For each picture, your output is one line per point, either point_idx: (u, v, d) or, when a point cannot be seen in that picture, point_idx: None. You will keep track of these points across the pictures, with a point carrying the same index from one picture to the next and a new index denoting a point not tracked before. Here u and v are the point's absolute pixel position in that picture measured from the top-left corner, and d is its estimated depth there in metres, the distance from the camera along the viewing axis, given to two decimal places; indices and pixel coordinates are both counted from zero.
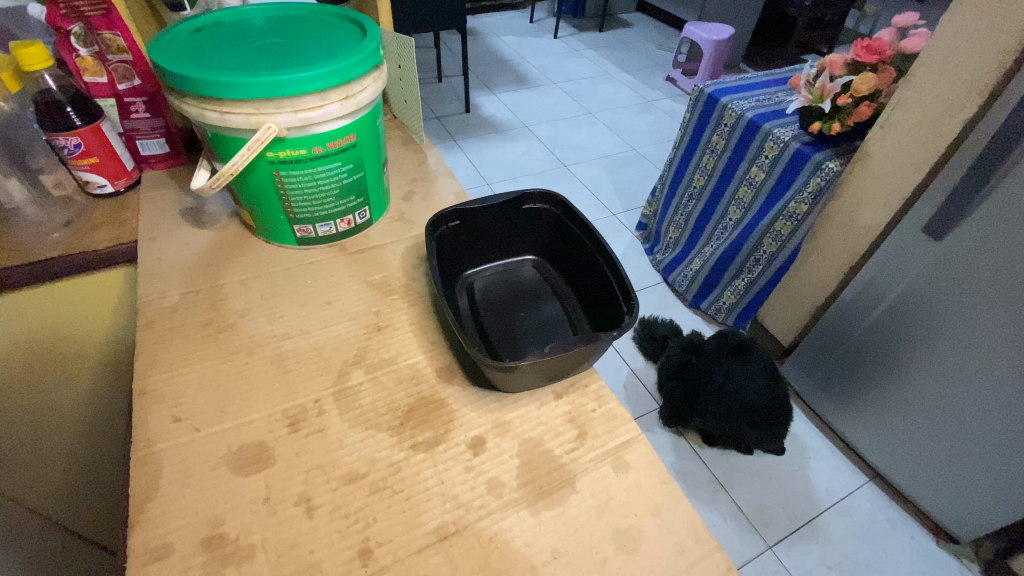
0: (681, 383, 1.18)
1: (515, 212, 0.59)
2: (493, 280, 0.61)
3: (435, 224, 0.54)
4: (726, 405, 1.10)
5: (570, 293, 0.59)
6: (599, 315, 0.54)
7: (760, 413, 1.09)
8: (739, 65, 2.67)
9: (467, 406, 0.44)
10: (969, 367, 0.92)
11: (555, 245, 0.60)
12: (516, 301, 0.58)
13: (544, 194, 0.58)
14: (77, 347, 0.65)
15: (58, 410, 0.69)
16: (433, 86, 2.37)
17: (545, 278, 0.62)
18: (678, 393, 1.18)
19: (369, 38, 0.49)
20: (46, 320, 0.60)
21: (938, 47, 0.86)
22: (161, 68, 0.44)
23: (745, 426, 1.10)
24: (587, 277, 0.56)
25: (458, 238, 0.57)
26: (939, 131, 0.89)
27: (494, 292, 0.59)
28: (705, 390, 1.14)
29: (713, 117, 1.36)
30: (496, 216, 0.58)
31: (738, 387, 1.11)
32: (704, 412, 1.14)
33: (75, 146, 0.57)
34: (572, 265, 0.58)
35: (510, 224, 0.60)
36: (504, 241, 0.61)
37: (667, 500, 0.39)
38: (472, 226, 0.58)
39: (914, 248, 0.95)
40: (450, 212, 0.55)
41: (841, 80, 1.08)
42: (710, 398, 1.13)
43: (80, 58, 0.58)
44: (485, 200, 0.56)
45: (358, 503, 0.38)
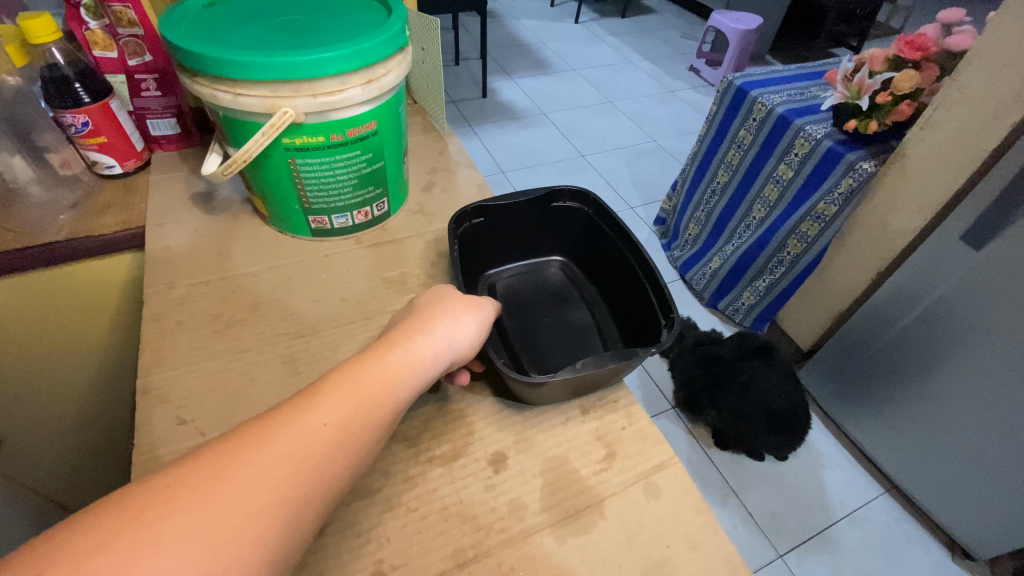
0: (707, 374, 1.15)
1: (543, 210, 0.56)
2: (516, 281, 0.58)
3: (458, 221, 0.51)
4: (746, 405, 1.08)
5: (598, 298, 0.57)
6: (630, 326, 0.52)
7: (779, 418, 1.07)
8: (764, 58, 2.58)
9: (487, 418, 0.42)
10: (999, 383, 0.88)
11: (584, 246, 0.57)
12: (542, 305, 0.56)
13: (576, 192, 0.54)
14: (79, 325, 0.61)
15: (64, 388, 0.66)
16: (450, 69, 2.31)
17: (572, 280, 0.59)
18: (699, 381, 1.15)
19: (393, 17, 0.45)
20: (56, 309, 0.58)
21: (992, 42, 0.80)
22: (171, 44, 0.41)
23: (763, 431, 1.08)
24: (619, 284, 0.53)
25: (481, 235, 0.54)
26: (987, 134, 0.84)
27: (518, 294, 0.57)
28: (728, 384, 1.11)
29: (741, 111, 1.31)
30: (523, 213, 0.55)
31: (762, 386, 1.09)
32: (721, 406, 1.11)
33: (83, 124, 0.55)
34: (603, 269, 0.56)
35: (537, 223, 0.57)
36: (530, 240, 0.58)
37: (702, 531, 0.37)
38: (496, 224, 0.54)
39: (952, 256, 0.90)
40: (474, 208, 0.51)
41: (882, 76, 1.04)
42: (732, 394, 1.10)
43: (89, 31, 0.55)
44: (512, 197, 0.52)
45: (371, 521, 0.36)
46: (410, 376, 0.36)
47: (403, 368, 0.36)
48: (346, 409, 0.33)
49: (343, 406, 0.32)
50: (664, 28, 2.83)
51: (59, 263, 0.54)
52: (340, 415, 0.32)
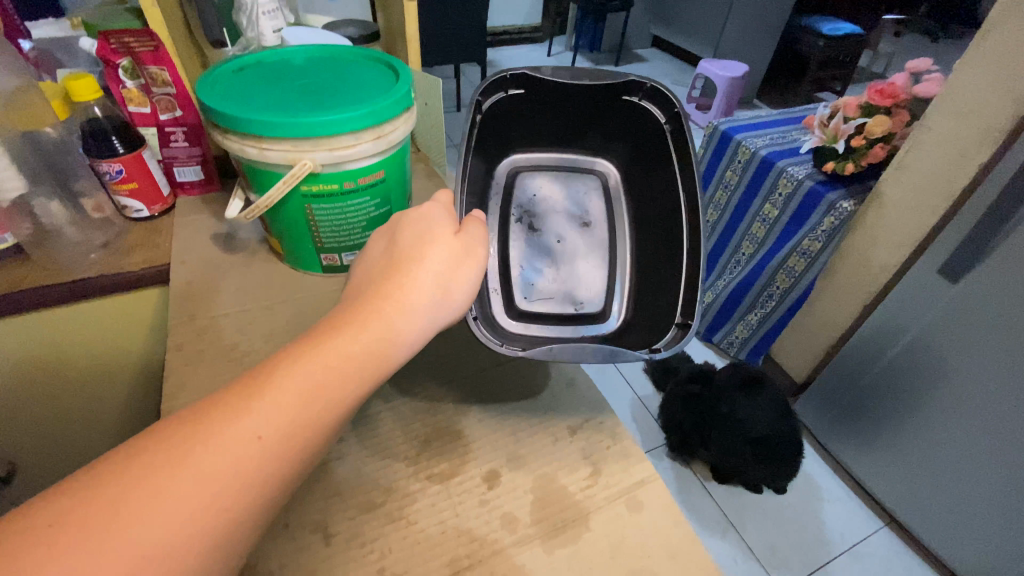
0: (691, 413, 1.17)
1: (608, 96, 0.65)
2: (548, 173, 0.71)
3: (500, 88, 0.62)
4: (732, 436, 1.10)
5: (622, 220, 0.68)
6: (652, 239, 0.63)
7: (765, 448, 1.08)
8: (752, 102, 2.70)
9: (483, 439, 0.45)
10: (985, 412, 0.90)
11: (640, 149, 0.67)
12: (562, 204, 0.68)
13: (652, 91, 0.62)
14: (104, 357, 0.65)
15: (90, 415, 0.70)
16: (452, 114, 2.43)
17: (608, 192, 0.70)
18: (687, 420, 1.17)
19: (401, 81, 0.52)
20: (93, 340, 0.63)
21: (953, 92, 0.86)
22: (206, 106, 0.47)
23: (751, 460, 1.09)
24: (657, 205, 0.63)
25: (529, 104, 0.65)
26: (956, 175, 0.89)
27: (543, 186, 0.70)
28: (713, 419, 1.13)
29: (727, 153, 1.39)
30: (581, 95, 0.65)
31: (745, 414, 1.10)
32: (709, 442, 1.14)
33: (117, 172, 0.60)
34: (646, 183, 0.66)
35: (595, 106, 0.67)
36: (581, 126, 0.70)
37: (681, 542, 0.40)
38: (544, 99, 0.65)
39: (930, 291, 0.94)
40: (525, 79, 0.62)
41: (855, 122, 1.10)
42: (717, 428, 1.12)
43: (126, 89, 0.61)
44: (568, 80, 0.62)
45: (374, 533, 0.39)
46: (371, 364, 0.37)
47: (362, 357, 0.37)
48: (287, 412, 0.33)
49: (296, 397, 0.34)
50: (656, 75, 2.98)
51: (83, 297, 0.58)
52: (278, 421, 0.33)
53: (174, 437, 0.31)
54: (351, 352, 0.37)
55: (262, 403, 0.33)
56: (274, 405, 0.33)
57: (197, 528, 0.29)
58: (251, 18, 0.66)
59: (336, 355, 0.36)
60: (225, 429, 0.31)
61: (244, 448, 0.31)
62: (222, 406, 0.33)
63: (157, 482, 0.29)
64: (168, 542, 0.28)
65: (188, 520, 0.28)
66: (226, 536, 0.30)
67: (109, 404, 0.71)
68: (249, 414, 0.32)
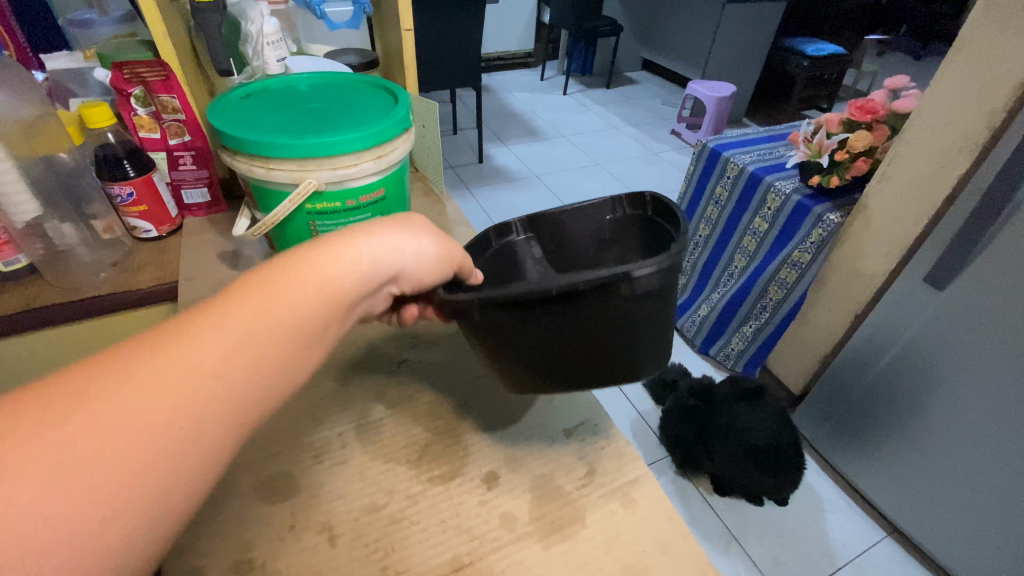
0: (692, 425, 1.18)
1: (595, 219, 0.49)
2: None
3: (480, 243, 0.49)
4: (735, 448, 1.11)
5: None
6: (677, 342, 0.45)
7: (767, 458, 1.09)
8: (741, 120, 2.77)
9: (482, 443, 0.47)
10: (980, 415, 0.91)
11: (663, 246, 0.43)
12: None
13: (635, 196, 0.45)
14: None
15: None
16: (448, 137, 2.49)
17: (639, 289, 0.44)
18: (688, 434, 1.17)
19: (400, 105, 0.55)
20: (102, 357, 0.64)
21: (930, 106, 0.90)
22: (217, 130, 0.50)
23: (753, 471, 1.10)
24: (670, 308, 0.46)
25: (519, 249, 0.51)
26: (936, 185, 0.92)
27: None
28: (714, 430, 1.15)
29: (716, 170, 1.43)
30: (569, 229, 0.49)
31: (746, 424, 1.12)
32: (713, 452, 1.14)
33: (128, 195, 0.63)
34: None
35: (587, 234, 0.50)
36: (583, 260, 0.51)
37: (673, 538, 0.41)
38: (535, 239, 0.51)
39: (917, 299, 0.95)
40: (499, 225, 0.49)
41: (838, 137, 1.15)
42: (718, 439, 1.14)
43: (138, 117, 0.64)
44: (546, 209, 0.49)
45: (377, 533, 0.40)
46: (344, 290, 0.31)
47: (336, 284, 0.31)
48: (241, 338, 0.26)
49: (252, 322, 0.27)
50: (647, 96, 3.06)
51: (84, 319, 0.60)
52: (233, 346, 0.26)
53: (90, 372, 0.23)
54: (324, 275, 0.30)
55: (218, 328, 0.26)
56: (223, 329, 0.26)
57: (132, 477, 0.22)
58: (256, 49, 0.70)
59: (304, 278, 0.29)
60: (170, 362, 0.24)
61: (191, 382, 0.24)
62: (163, 335, 0.25)
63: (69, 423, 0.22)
64: (92, 500, 0.21)
65: (120, 477, 0.22)
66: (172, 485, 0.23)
67: None
68: (198, 339, 0.25)
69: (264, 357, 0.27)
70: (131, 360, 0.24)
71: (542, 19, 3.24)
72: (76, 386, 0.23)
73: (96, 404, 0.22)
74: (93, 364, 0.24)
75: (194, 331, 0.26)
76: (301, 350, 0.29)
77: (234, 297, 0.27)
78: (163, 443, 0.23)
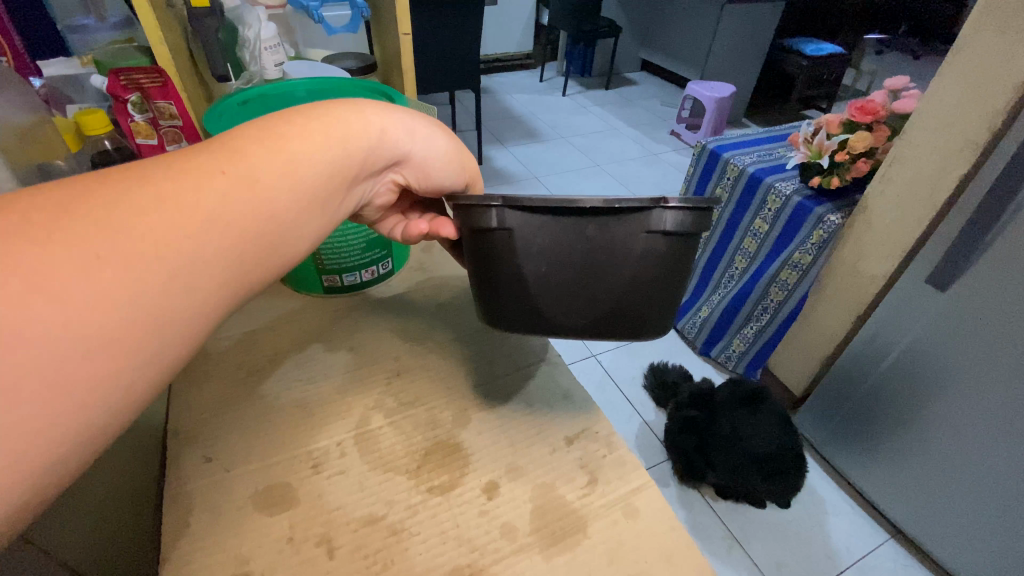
0: (693, 434, 1.16)
1: None
2: None
3: None
4: (738, 457, 1.09)
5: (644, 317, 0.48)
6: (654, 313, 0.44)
7: (772, 465, 1.08)
8: (741, 120, 2.77)
9: (482, 452, 0.46)
10: (984, 416, 0.90)
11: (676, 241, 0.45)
12: None
13: None
14: None
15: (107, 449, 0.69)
16: None
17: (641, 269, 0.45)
18: (689, 444, 1.16)
19: None
20: None
21: (931, 106, 0.89)
22: (214, 137, 0.50)
23: (759, 478, 1.08)
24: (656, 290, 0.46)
25: None
26: (937, 186, 0.91)
27: None
28: (714, 440, 1.13)
29: (716, 171, 1.42)
30: None
31: (747, 433, 1.10)
32: (716, 464, 1.12)
33: None
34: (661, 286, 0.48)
35: None
36: None
37: (677, 548, 0.41)
38: None
39: (919, 300, 0.95)
40: None
41: (838, 138, 1.15)
42: (719, 449, 1.12)
43: (135, 123, 0.64)
44: None
45: (377, 545, 0.39)
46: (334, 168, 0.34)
47: (317, 175, 0.32)
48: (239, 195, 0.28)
49: (243, 184, 0.29)
50: (646, 97, 3.06)
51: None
52: (231, 195, 0.28)
53: (70, 200, 0.24)
54: (309, 163, 0.32)
55: (204, 190, 0.27)
56: (216, 188, 0.28)
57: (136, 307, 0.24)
58: (254, 54, 0.70)
59: (290, 159, 0.31)
60: (146, 210, 0.25)
61: (167, 236, 0.25)
62: (152, 179, 0.27)
63: (45, 245, 0.23)
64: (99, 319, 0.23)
65: (79, 314, 0.23)
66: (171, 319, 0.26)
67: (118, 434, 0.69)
68: (179, 193, 0.27)
69: (239, 236, 0.28)
70: (110, 202, 0.25)
71: (541, 21, 3.23)
72: (65, 218, 0.24)
73: (75, 229, 0.23)
74: (75, 193, 0.25)
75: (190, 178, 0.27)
76: (273, 234, 0.30)
77: (221, 161, 0.29)
78: (127, 287, 0.24)
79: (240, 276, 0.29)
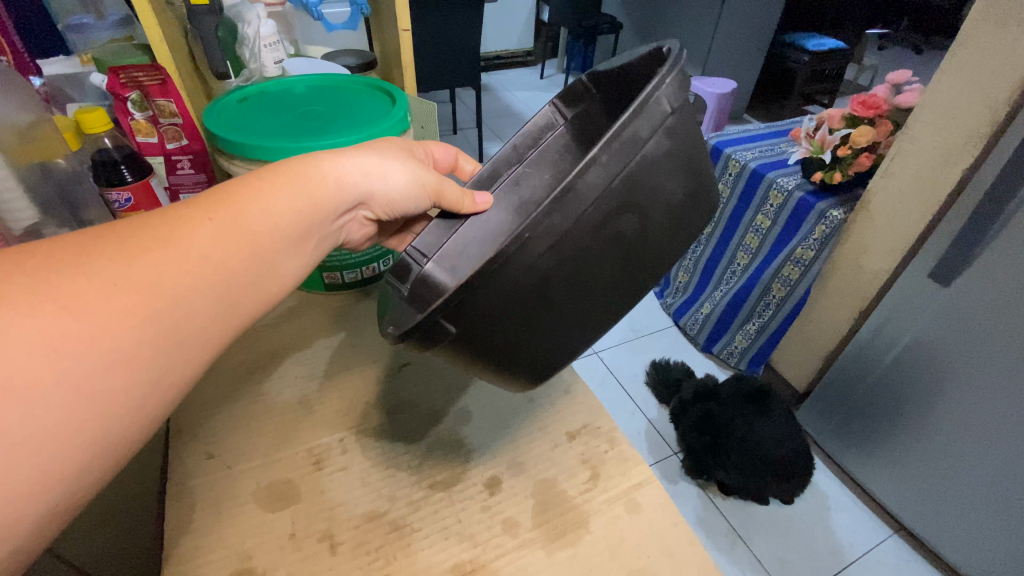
0: (704, 436, 1.15)
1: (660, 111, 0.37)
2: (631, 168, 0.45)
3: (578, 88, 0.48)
4: (750, 458, 1.09)
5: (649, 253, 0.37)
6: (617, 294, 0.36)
7: (783, 465, 1.09)
8: (743, 116, 2.76)
9: (483, 447, 0.46)
10: (987, 411, 0.90)
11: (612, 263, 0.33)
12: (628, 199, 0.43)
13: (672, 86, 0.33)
14: None
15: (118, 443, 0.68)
16: (448, 138, 2.48)
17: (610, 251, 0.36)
18: (699, 444, 1.15)
19: (397, 106, 0.55)
20: None
21: (933, 99, 0.89)
22: (214, 133, 0.50)
23: (771, 479, 1.09)
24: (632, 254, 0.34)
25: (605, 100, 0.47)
26: (940, 180, 0.91)
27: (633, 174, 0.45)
28: (726, 441, 1.13)
29: (718, 167, 1.42)
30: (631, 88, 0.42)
31: (760, 437, 1.10)
32: (727, 464, 1.12)
33: (125, 200, 0.62)
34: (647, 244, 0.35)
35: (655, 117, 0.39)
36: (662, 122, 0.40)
37: (680, 543, 0.40)
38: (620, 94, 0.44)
39: (922, 295, 0.94)
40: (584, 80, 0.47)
41: (840, 133, 1.14)
42: (731, 450, 1.11)
43: (135, 120, 0.64)
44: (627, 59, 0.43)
45: (379, 541, 0.39)
46: (309, 214, 0.34)
47: (295, 213, 0.33)
48: (223, 246, 0.29)
49: (225, 232, 0.29)
50: None
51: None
52: (216, 244, 0.29)
53: (71, 245, 0.25)
54: (291, 204, 0.33)
55: (191, 235, 0.28)
56: (200, 236, 0.28)
57: (120, 354, 0.24)
58: (254, 52, 0.70)
59: (272, 202, 0.32)
60: (149, 254, 0.26)
61: (156, 285, 0.26)
62: (144, 226, 0.27)
63: (41, 288, 0.23)
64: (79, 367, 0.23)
65: (87, 355, 0.23)
66: (155, 369, 0.26)
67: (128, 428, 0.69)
68: (175, 238, 0.27)
69: (225, 278, 0.29)
70: (112, 248, 0.26)
71: (541, 18, 3.23)
72: (50, 262, 0.24)
73: (80, 275, 0.24)
74: (78, 240, 0.26)
75: (174, 227, 0.28)
76: (265, 270, 0.31)
77: (207, 208, 0.30)
78: (130, 327, 0.25)
79: (235, 311, 0.30)
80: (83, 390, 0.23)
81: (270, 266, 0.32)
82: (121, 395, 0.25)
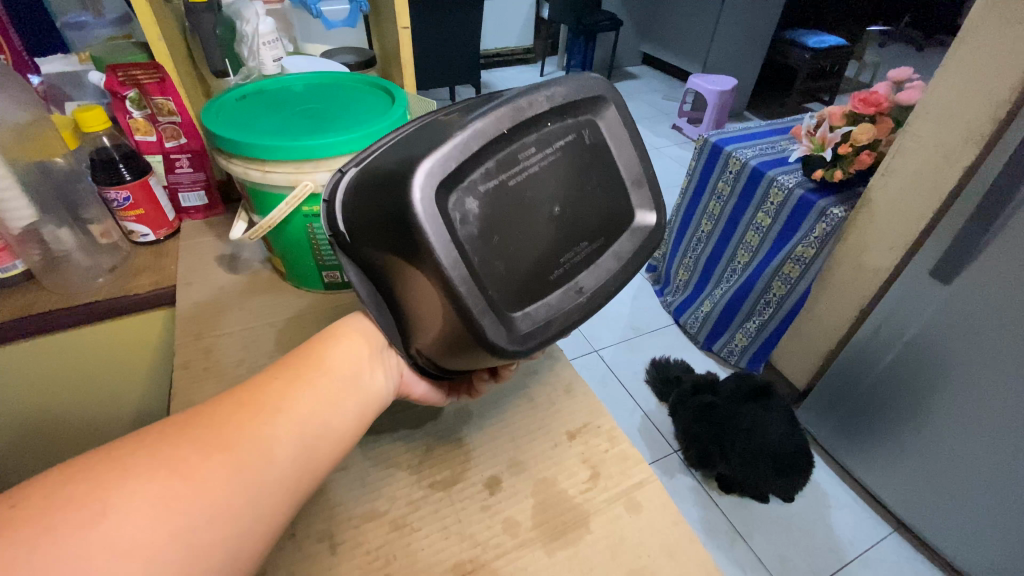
0: (709, 427, 1.16)
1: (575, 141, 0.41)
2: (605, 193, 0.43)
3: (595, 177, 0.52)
4: (752, 449, 1.10)
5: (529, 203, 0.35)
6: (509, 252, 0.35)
7: (785, 459, 1.09)
8: (743, 113, 2.74)
9: (484, 446, 0.46)
10: (989, 410, 0.89)
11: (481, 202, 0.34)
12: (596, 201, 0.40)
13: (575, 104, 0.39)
14: (106, 352, 0.64)
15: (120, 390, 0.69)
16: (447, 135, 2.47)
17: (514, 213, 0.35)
18: (704, 434, 1.16)
19: (397, 104, 0.55)
20: (84, 349, 0.62)
21: (935, 96, 0.88)
22: (211, 133, 0.50)
23: (772, 474, 1.09)
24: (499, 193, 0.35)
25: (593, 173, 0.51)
26: (942, 177, 0.90)
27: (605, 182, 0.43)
28: (732, 433, 1.13)
29: (718, 164, 1.41)
30: None
31: (765, 431, 1.11)
32: (729, 456, 1.12)
33: (124, 199, 0.63)
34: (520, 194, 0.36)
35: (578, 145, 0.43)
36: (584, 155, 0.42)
37: (680, 542, 0.40)
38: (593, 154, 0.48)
39: (923, 293, 0.94)
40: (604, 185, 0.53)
41: (841, 131, 1.13)
42: (738, 442, 1.11)
43: (133, 119, 0.64)
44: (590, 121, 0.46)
45: (378, 541, 0.39)
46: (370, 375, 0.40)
47: (354, 363, 0.40)
48: (307, 411, 0.35)
49: (305, 400, 0.35)
50: (647, 90, 3.03)
51: (78, 325, 0.60)
52: (304, 410, 0.35)
53: (176, 425, 0.31)
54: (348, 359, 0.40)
55: (280, 405, 0.34)
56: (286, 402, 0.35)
57: (220, 515, 0.29)
58: (252, 50, 0.69)
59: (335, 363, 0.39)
60: (241, 427, 0.32)
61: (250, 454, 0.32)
62: (243, 399, 0.34)
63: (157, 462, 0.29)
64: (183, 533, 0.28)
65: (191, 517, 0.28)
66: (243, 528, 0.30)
67: (123, 383, 0.69)
68: (258, 411, 0.34)
69: (305, 441, 0.34)
70: (209, 425, 0.32)
71: (541, 15, 3.21)
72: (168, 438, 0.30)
73: (191, 451, 0.30)
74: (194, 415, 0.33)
75: (263, 401, 0.34)
76: (335, 423, 0.36)
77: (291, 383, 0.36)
78: (225, 491, 0.30)
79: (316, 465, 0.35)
80: (185, 548, 0.28)
81: (338, 419, 0.36)
82: (217, 545, 0.29)
